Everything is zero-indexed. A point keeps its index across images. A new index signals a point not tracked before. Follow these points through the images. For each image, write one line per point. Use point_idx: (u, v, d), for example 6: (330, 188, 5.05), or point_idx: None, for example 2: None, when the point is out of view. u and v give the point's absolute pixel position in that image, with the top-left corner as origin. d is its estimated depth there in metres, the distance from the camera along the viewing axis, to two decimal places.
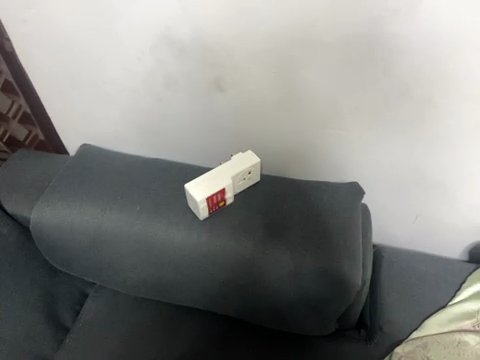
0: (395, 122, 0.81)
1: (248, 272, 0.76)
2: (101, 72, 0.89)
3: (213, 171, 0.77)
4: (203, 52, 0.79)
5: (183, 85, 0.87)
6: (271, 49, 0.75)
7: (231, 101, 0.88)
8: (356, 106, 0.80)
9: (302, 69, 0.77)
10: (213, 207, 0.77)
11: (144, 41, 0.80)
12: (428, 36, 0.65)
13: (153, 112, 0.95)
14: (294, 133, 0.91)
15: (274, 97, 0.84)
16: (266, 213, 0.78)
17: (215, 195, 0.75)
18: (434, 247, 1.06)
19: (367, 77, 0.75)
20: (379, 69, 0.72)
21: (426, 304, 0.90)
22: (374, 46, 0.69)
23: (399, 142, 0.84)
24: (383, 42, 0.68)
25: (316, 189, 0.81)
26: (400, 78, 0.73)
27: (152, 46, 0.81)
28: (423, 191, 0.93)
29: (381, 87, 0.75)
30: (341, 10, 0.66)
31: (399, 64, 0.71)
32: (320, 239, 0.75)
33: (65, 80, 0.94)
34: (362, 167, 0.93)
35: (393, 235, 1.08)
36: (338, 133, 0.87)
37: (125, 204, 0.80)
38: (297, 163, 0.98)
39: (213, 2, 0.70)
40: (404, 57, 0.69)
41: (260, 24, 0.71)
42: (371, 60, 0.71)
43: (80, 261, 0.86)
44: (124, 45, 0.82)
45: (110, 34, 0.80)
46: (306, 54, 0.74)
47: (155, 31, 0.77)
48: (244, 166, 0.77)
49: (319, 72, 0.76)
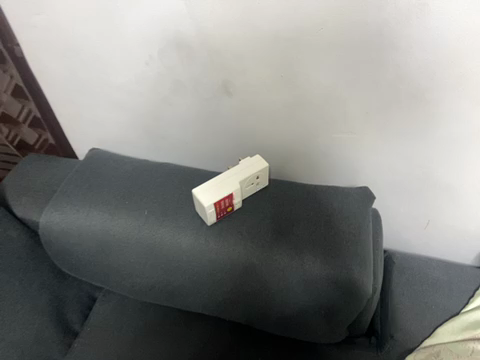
0: (406, 125, 0.79)
1: (255, 278, 0.75)
2: (109, 77, 0.89)
3: (221, 175, 0.76)
4: (211, 56, 0.79)
5: (191, 88, 0.86)
6: (279, 52, 0.74)
7: (239, 105, 0.87)
8: (366, 110, 0.79)
9: (311, 73, 0.76)
10: (221, 212, 0.76)
11: (152, 45, 0.80)
12: (440, 38, 0.64)
13: (161, 116, 0.95)
14: (303, 136, 0.90)
15: (282, 100, 0.83)
16: (274, 219, 0.77)
17: (223, 201, 0.74)
18: (445, 253, 1.04)
19: (377, 81, 0.73)
20: (389, 71, 0.71)
21: (438, 312, 0.88)
22: (384, 48, 0.68)
23: (410, 146, 0.83)
24: (393, 44, 0.67)
25: (326, 193, 0.80)
26: (411, 81, 0.71)
27: (160, 51, 0.80)
28: (435, 195, 0.91)
29: (392, 91, 0.74)
30: (351, 12, 0.65)
31: (410, 67, 0.69)
32: (329, 245, 0.74)
33: (74, 85, 0.94)
34: (372, 172, 0.92)
35: (405, 240, 1.06)
36: (347, 136, 0.86)
37: (132, 209, 0.80)
38: (306, 167, 0.97)
39: (221, 4, 0.70)
40: (415, 60, 0.68)
41: (269, 26, 0.70)
42: (381, 64, 0.70)
43: (87, 266, 0.86)
44: (132, 49, 0.82)
45: (118, 39, 0.80)
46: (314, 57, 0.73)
47: (163, 35, 0.77)
48: (252, 170, 0.76)
49: (328, 75, 0.75)
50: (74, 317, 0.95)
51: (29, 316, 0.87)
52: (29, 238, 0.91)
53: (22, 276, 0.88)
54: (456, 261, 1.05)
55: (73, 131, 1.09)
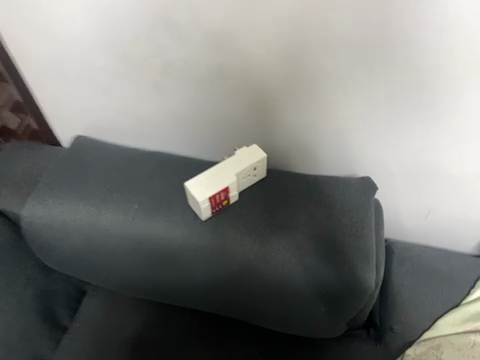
0: (412, 112, 0.74)
1: (252, 274, 0.72)
2: (93, 58, 0.83)
3: (216, 167, 0.71)
4: (204, 36, 0.72)
5: (182, 71, 0.81)
6: (279, 33, 0.68)
7: (234, 89, 0.82)
8: (370, 95, 0.74)
9: (314, 56, 0.70)
10: (217, 207, 0.72)
11: (139, 23, 0.73)
12: (453, 17, 0.59)
13: (151, 101, 0.89)
14: (302, 123, 0.84)
15: (280, 84, 0.78)
16: (272, 211, 0.74)
17: (218, 195, 0.70)
18: (445, 243, 1.02)
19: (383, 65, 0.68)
20: (397, 54, 0.66)
21: (438, 303, 0.86)
22: (392, 29, 0.63)
23: (415, 134, 0.78)
24: (402, 24, 0.62)
25: (326, 184, 0.76)
26: (420, 64, 0.66)
27: (148, 29, 0.74)
28: (438, 184, 0.87)
29: (399, 77, 0.69)
30: None
31: (420, 49, 0.64)
32: (330, 239, 0.70)
33: (56, 68, 0.88)
34: (373, 162, 0.88)
35: (404, 230, 1.03)
36: (349, 123, 0.81)
37: (121, 202, 0.75)
38: (304, 156, 0.93)
39: None
40: (426, 41, 0.63)
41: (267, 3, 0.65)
42: (389, 45, 0.65)
43: (74, 261, 0.82)
44: (118, 27, 0.75)
45: (101, 16, 0.74)
46: (315, 39, 0.68)
47: (151, 11, 0.71)
48: (249, 161, 0.72)
49: (330, 58, 0.70)
50: (62, 312, 0.91)
51: (14, 313, 0.84)
52: (11, 232, 0.88)
53: (6, 273, 0.85)
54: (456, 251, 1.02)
55: (56, 118, 1.02)
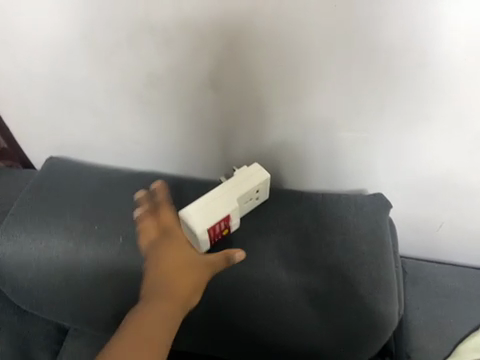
0: (426, 120, 0.67)
1: (261, 302, 0.67)
2: (66, 71, 0.74)
3: (214, 193, 0.67)
4: (183, 28, 0.63)
5: (167, 82, 0.72)
6: (273, 27, 0.60)
7: (228, 101, 0.73)
8: (380, 104, 0.67)
9: (314, 53, 0.63)
10: (216, 237, 0.66)
11: (108, 20, 0.65)
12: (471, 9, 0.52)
13: (127, 110, 0.79)
14: (303, 138, 0.76)
15: (280, 94, 0.70)
16: (279, 234, 0.69)
17: (218, 224, 0.65)
18: (463, 258, 0.91)
19: (394, 58, 0.60)
20: (412, 57, 0.60)
21: (457, 326, 0.79)
22: (403, 28, 0.56)
23: (431, 133, 0.69)
24: (415, 21, 0.55)
25: (336, 201, 0.71)
26: (436, 65, 0.60)
27: (123, 30, 0.66)
28: (453, 200, 0.79)
29: (412, 68, 0.61)
30: None
31: (435, 31, 0.56)
32: (344, 262, 0.65)
33: (23, 85, 0.79)
34: (382, 176, 0.79)
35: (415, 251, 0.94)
36: (358, 137, 0.73)
37: (104, 234, 0.69)
38: (306, 174, 0.83)
39: None
40: (442, 37, 0.56)
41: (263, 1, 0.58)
42: (401, 44, 0.58)
43: (51, 302, 0.74)
44: (85, 26, 0.66)
45: (65, 15, 0.65)
46: (312, 30, 0.60)
47: (129, 12, 0.63)
48: (250, 184, 0.68)
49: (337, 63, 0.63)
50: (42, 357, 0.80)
51: None
52: None
53: None
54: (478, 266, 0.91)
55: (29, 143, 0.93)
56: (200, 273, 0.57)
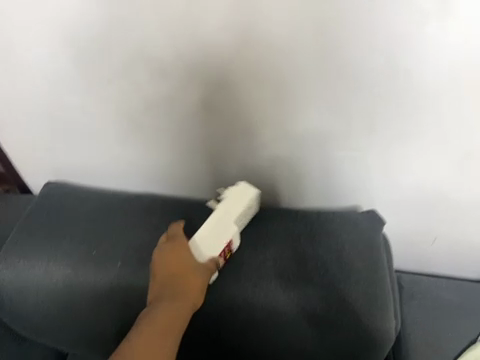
0: (415, 137, 0.70)
1: (260, 320, 0.67)
2: (66, 95, 0.77)
3: (207, 220, 0.69)
4: (178, 49, 0.66)
5: (164, 104, 0.75)
6: (262, 49, 0.64)
7: (223, 123, 0.75)
8: (370, 122, 0.69)
9: (303, 73, 0.66)
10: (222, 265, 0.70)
11: (106, 41, 0.68)
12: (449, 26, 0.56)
13: (125, 132, 0.80)
14: (297, 159, 0.78)
15: (274, 116, 0.72)
16: (276, 252, 0.70)
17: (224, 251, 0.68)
18: (460, 271, 0.91)
19: (381, 75, 0.63)
20: (398, 76, 0.63)
21: (454, 339, 0.79)
22: (388, 47, 0.60)
23: (421, 147, 0.71)
24: (398, 39, 0.59)
25: (331, 219, 0.73)
26: (420, 81, 0.63)
27: (122, 54, 0.69)
28: (445, 213, 0.81)
29: (399, 84, 0.64)
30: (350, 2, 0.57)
31: (417, 49, 0.59)
32: (340, 279, 0.67)
33: (24, 109, 0.82)
34: (376, 194, 0.80)
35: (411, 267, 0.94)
36: (350, 155, 0.75)
37: (103, 257, 0.70)
38: (300, 194, 0.84)
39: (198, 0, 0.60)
40: (424, 54, 0.60)
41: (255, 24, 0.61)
42: (386, 62, 0.62)
43: (50, 326, 0.74)
44: (85, 49, 0.69)
45: (65, 39, 0.69)
46: (300, 50, 0.63)
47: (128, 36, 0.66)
48: (241, 203, 0.71)
49: (327, 83, 0.66)
50: None
51: None
52: None
53: None
54: (476, 280, 0.91)
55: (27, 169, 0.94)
56: (201, 279, 0.64)
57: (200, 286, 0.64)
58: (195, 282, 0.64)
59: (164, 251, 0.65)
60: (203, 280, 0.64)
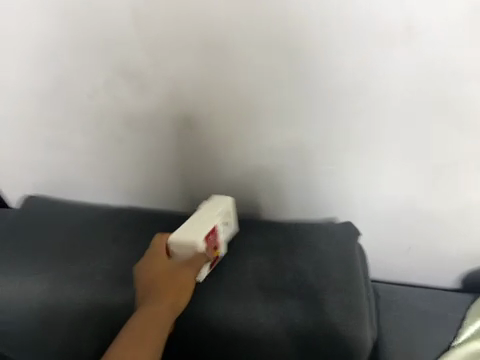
0: (386, 147, 0.73)
1: (237, 334, 0.66)
2: (53, 110, 0.80)
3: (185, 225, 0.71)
4: (160, 62, 0.70)
5: (144, 116, 0.77)
6: (233, 68, 0.69)
7: (201, 133, 0.77)
8: (344, 134, 0.72)
9: (276, 89, 0.69)
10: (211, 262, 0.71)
11: (87, 50, 0.72)
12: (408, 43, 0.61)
13: (104, 143, 0.82)
14: (275, 169, 0.79)
15: (250, 126, 0.74)
16: (255, 263, 0.72)
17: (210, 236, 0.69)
18: (439, 279, 0.93)
19: (345, 92, 0.67)
20: (367, 90, 0.67)
21: (430, 346, 0.81)
22: (354, 63, 0.65)
23: (391, 156, 0.74)
24: (363, 55, 0.64)
25: (308, 230, 0.75)
26: (388, 94, 0.66)
27: (107, 70, 0.73)
28: (419, 223, 0.83)
29: (363, 98, 0.68)
30: (318, 21, 0.62)
31: (383, 63, 0.64)
32: (316, 288, 0.68)
33: (12, 124, 0.84)
34: (352, 204, 0.82)
35: (389, 277, 0.96)
36: (326, 166, 0.77)
37: (84, 271, 0.71)
38: (278, 211, 0.86)
39: (178, 18, 0.65)
40: (389, 68, 0.64)
41: (232, 40, 0.66)
42: (355, 76, 0.66)
43: (26, 345, 0.72)
44: (68, 60, 0.74)
45: (50, 50, 0.74)
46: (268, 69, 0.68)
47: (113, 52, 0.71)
48: (218, 206, 0.73)
49: (301, 94, 0.69)
50: None
51: None
52: None
53: None
54: (453, 289, 0.93)
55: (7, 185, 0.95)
56: (184, 277, 0.65)
57: (182, 283, 0.64)
58: (178, 280, 0.65)
59: (146, 262, 0.67)
60: (186, 277, 0.65)
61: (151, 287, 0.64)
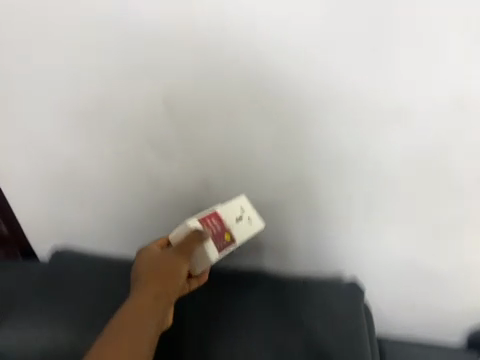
0: (386, 211, 0.79)
1: None
2: (79, 173, 0.87)
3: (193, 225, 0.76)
4: (179, 135, 0.77)
5: (165, 180, 0.84)
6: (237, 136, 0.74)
7: (216, 195, 0.85)
8: (347, 200, 0.78)
9: (285, 158, 0.76)
10: (219, 241, 0.69)
11: (112, 126, 0.78)
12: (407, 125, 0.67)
13: (119, 193, 0.89)
14: (284, 227, 0.86)
15: (262, 188, 0.81)
16: (265, 321, 0.75)
17: (211, 221, 0.70)
18: (448, 323, 0.93)
19: (338, 159, 0.74)
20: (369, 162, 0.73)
21: None
22: (358, 140, 0.70)
23: (392, 201, 0.77)
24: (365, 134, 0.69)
25: (315, 289, 0.79)
26: (388, 166, 0.72)
27: (131, 141, 0.80)
28: (419, 278, 0.87)
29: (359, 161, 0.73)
30: (324, 104, 0.68)
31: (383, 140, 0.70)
32: (323, 346, 0.72)
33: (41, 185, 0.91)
34: (356, 259, 0.88)
35: (395, 329, 0.98)
36: (332, 226, 0.83)
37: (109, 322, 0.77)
38: (287, 264, 0.92)
39: (196, 98, 0.71)
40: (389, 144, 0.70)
41: (245, 117, 0.72)
42: (359, 150, 0.72)
43: None
44: (86, 132, 0.80)
45: (73, 128, 0.80)
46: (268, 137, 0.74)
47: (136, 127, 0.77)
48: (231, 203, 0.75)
49: (308, 164, 0.75)
50: None
51: None
52: None
53: None
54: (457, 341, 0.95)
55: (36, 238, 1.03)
56: (175, 266, 0.66)
57: (171, 271, 0.66)
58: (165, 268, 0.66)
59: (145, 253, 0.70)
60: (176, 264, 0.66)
61: (142, 281, 0.66)
